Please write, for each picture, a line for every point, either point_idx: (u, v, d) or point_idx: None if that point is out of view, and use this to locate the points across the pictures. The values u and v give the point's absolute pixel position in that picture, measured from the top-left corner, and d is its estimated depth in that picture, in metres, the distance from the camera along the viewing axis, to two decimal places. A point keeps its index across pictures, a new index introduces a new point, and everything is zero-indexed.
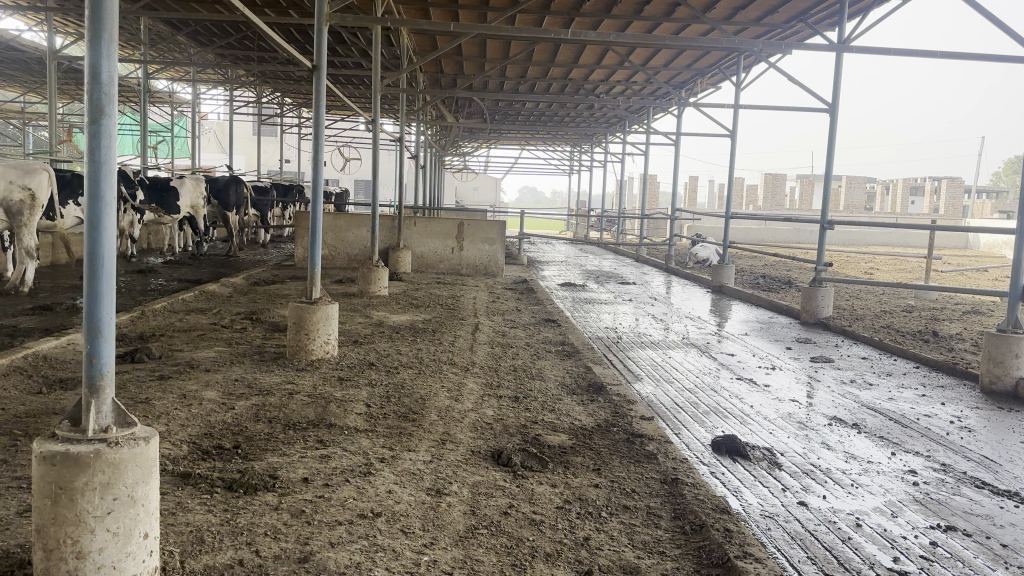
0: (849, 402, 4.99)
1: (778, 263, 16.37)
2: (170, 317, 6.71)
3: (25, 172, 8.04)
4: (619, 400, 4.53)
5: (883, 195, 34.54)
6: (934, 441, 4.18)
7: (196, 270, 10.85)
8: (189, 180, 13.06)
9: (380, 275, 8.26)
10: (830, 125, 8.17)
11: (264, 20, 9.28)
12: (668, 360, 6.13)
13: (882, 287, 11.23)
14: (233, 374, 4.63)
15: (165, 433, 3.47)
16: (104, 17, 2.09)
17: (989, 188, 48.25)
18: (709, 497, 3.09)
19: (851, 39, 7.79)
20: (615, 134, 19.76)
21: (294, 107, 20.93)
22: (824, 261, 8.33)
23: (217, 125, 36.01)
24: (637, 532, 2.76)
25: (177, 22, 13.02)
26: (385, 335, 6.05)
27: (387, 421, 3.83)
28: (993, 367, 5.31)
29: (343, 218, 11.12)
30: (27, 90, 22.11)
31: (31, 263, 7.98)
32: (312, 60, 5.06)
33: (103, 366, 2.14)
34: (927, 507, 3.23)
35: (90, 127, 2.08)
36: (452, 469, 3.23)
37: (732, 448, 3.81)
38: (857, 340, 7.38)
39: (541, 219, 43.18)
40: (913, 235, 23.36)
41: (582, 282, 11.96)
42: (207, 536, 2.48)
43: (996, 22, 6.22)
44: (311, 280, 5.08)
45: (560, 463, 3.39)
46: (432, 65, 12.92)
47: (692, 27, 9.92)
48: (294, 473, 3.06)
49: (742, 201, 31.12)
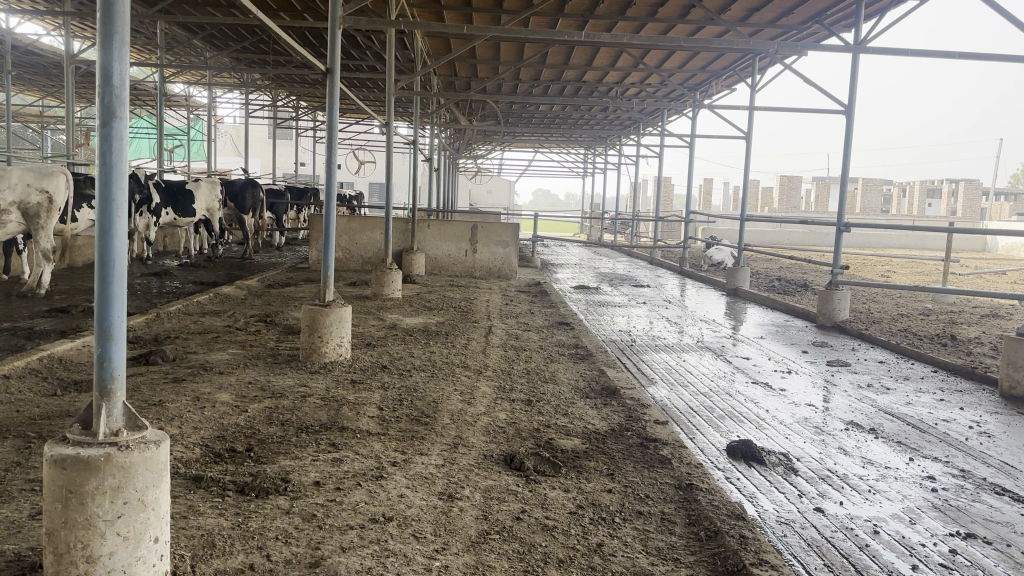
0: (867, 407, 4.93)
1: (795, 266, 16.24)
2: (184, 319, 6.74)
3: (43, 175, 8.06)
4: (633, 404, 4.51)
5: (900, 198, 34.26)
6: (953, 446, 4.12)
7: (211, 272, 10.88)
8: (206, 184, 13.23)
9: (394, 278, 8.27)
10: (847, 127, 8.09)
11: (279, 24, 9.32)
12: (683, 363, 6.09)
13: (899, 290, 11.12)
14: (246, 376, 4.64)
15: (178, 436, 3.47)
16: (117, 17, 2.09)
17: (1007, 190, 47.74)
18: (725, 503, 3.05)
19: (868, 40, 7.72)
20: (629, 136, 19.69)
21: (309, 110, 21.00)
22: (840, 264, 8.24)
23: (232, 128, 36.27)
24: (651, 538, 2.73)
25: (193, 26, 13.11)
26: (398, 337, 6.05)
27: (399, 425, 3.82)
28: (1013, 372, 5.24)
29: (357, 220, 11.16)
30: (44, 95, 22.28)
31: (48, 266, 8.03)
32: (326, 63, 5.05)
33: (115, 369, 2.14)
34: (947, 515, 3.18)
35: (101, 131, 2.08)
36: (464, 473, 3.21)
37: (747, 453, 3.77)
38: (874, 344, 7.31)
39: (554, 222, 43.20)
40: (931, 238, 23.13)
41: (596, 285, 11.92)
42: (217, 540, 2.47)
43: (1016, 22, 6.16)
44: (324, 283, 5.08)
45: (573, 468, 3.37)
46: (446, 67, 12.91)
47: (708, 28, 9.87)
48: (305, 477, 3.05)
49: (757, 204, 30.95)
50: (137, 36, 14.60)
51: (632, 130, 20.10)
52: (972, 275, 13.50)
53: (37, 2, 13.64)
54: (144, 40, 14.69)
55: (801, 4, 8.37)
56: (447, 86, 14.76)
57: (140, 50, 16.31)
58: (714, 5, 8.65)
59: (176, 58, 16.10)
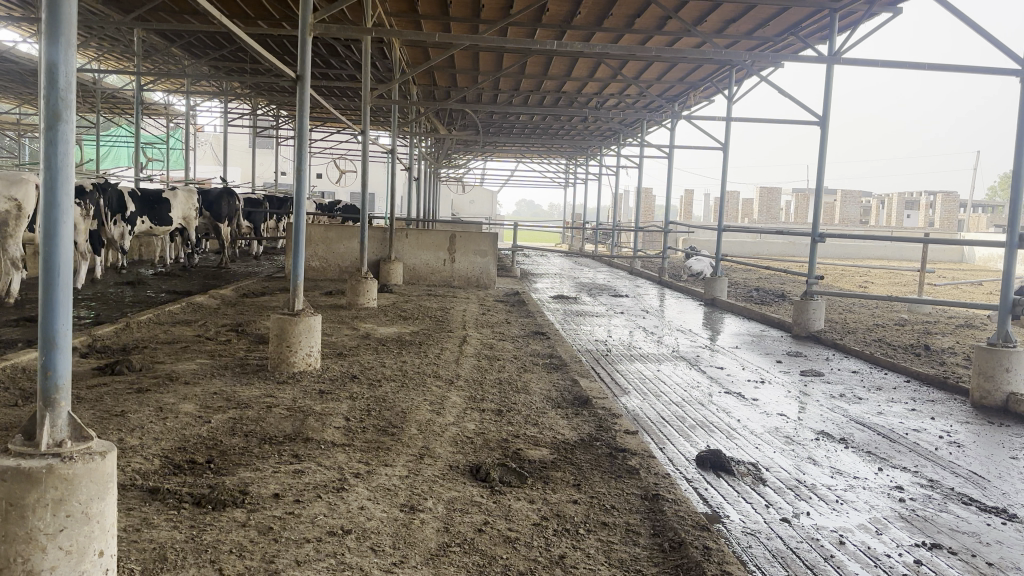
0: (838, 416, 4.93)
1: (773, 277, 16.37)
2: (154, 329, 6.63)
3: (10, 183, 7.97)
4: (604, 414, 4.47)
5: (878, 209, 34.65)
6: (922, 456, 4.12)
7: (187, 281, 10.76)
8: (182, 193, 13.14)
9: (369, 287, 8.21)
10: (821, 138, 8.13)
11: (256, 32, 9.25)
12: (657, 373, 6.06)
13: (875, 302, 11.20)
14: (212, 386, 4.56)
15: (137, 447, 3.40)
16: (62, 19, 2.03)
17: (982, 203, 48.40)
18: (690, 513, 3.02)
19: (842, 52, 7.79)
20: (609, 147, 19.77)
21: (289, 119, 20.92)
22: (815, 274, 8.26)
23: (213, 137, 36.08)
24: (614, 549, 2.70)
25: (171, 34, 13.01)
26: (371, 347, 6.00)
27: (365, 435, 3.76)
28: (984, 382, 5.25)
29: (334, 229, 11.11)
30: (21, 103, 22.05)
31: (17, 275, 7.89)
32: (296, 70, 5.01)
33: (59, 379, 2.08)
34: (913, 524, 3.17)
35: (46, 134, 2.02)
36: (428, 484, 3.16)
37: (715, 463, 3.74)
38: (849, 354, 7.32)
39: (536, 233, 43.33)
40: (909, 249, 23.36)
41: (575, 295, 11.91)
42: (169, 554, 2.41)
43: (986, 34, 6.22)
44: (293, 292, 5.02)
45: (539, 479, 3.33)
46: (425, 77, 12.90)
47: (685, 39, 9.98)
48: (265, 489, 3.00)
49: (737, 215, 31.15)
50: (114, 44, 14.48)
51: (612, 141, 20.19)
52: (948, 285, 13.60)
53: (12, 8, 13.50)
54: (121, 48, 14.59)
55: (777, 16, 8.44)
56: (427, 96, 14.75)
57: (117, 58, 16.18)
58: (691, 16, 8.69)
59: (153, 66, 15.99)
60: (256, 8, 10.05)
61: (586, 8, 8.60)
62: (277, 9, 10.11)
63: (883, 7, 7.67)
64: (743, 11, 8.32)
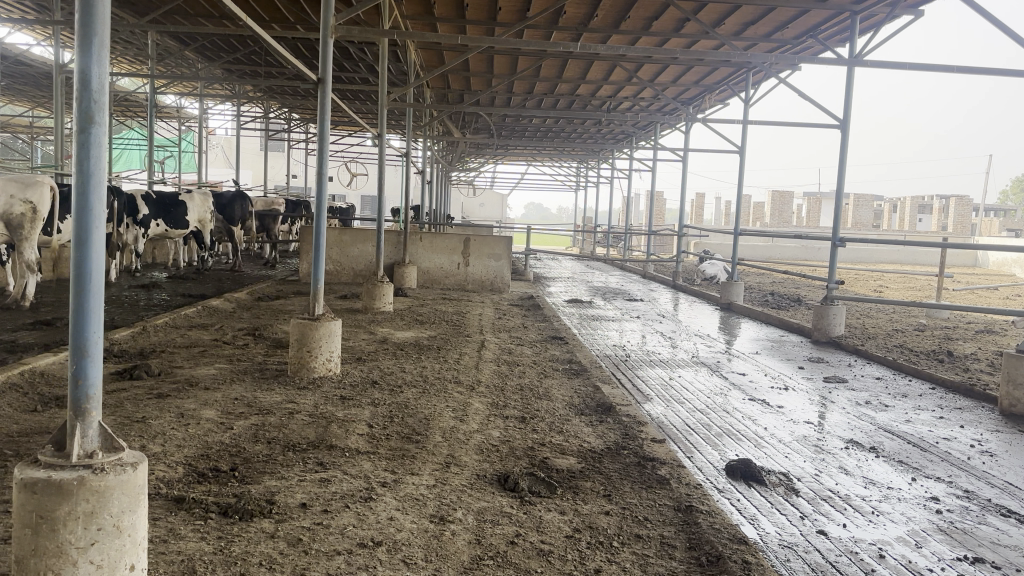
0: (866, 425, 4.85)
1: (788, 281, 16.25)
2: (171, 333, 6.59)
3: (26, 186, 7.95)
4: (630, 422, 4.41)
5: (890, 214, 34.56)
6: (955, 466, 4.04)
7: (200, 284, 10.74)
8: (198, 195, 13.08)
9: (385, 291, 8.17)
10: (842, 141, 8.03)
11: (273, 34, 9.22)
12: (678, 379, 5.99)
13: (893, 307, 11.10)
14: (232, 392, 4.50)
15: (161, 454, 3.35)
16: (95, 21, 1.99)
17: (995, 206, 48.05)
18: (726, 526, 2.96)
19: (864, 55, 7.71)
20: (621, 149, 19.71)
21: (301, 121, 20.95)
22: (835, 278, 8.16)
23: (224, 140, 36.25)
24: (651, 563, 2.63)
25: (185, 37, 13.04)
26: (389, 352, 5.94)
27: (389, 443, 3.71)
28: (1013, 390, 5.17)
29: (348, 232, 11.07)
30: (34, 105, 22.15)
31: (32, 278, 7.88)
32: (317, 73, 4.96)
33: (90, 388, 2.03)
34: (953, 538, 3.09)
35: (79, 137, 1.97)
36: (457, 494, 3.10)
37: (746, 473, 3.67)
38: (871, 360, 7.23)
39: (548, 235, 43.38)
40: (922, 253, 23.26)
41: (589, 299, 11.81)
42: (198, 565, 2.36)
43: (1012, 35, 6.15)
44: (313, 297, 4.96)
45: (568, 489, 3.26)
46: (439, 80, 12.85)
47: (702, 42, 9.95)
48: (292, 499, 2.94)
49: (749, 218, 31.03)
50: (128, 48, 14.52)
51: (623, 143, 20.13)
52: (965, 290, 13.51)
53: (27, 12, 13.54)
54: (135, 51, 14.61)
55: (796, 19, 8.37)
56: (439, 98, 14.72)
57: (131, 61, 16.22)
58: (709, 18, 8.63)
59: (166, 68, 16.02)
60: (271, 10, 10.00)
61: (603, 10, 8.56)
62: (292, 12, 10.07)
63: (905, 8, 7.58)
64: (762, 14, 8.25)
